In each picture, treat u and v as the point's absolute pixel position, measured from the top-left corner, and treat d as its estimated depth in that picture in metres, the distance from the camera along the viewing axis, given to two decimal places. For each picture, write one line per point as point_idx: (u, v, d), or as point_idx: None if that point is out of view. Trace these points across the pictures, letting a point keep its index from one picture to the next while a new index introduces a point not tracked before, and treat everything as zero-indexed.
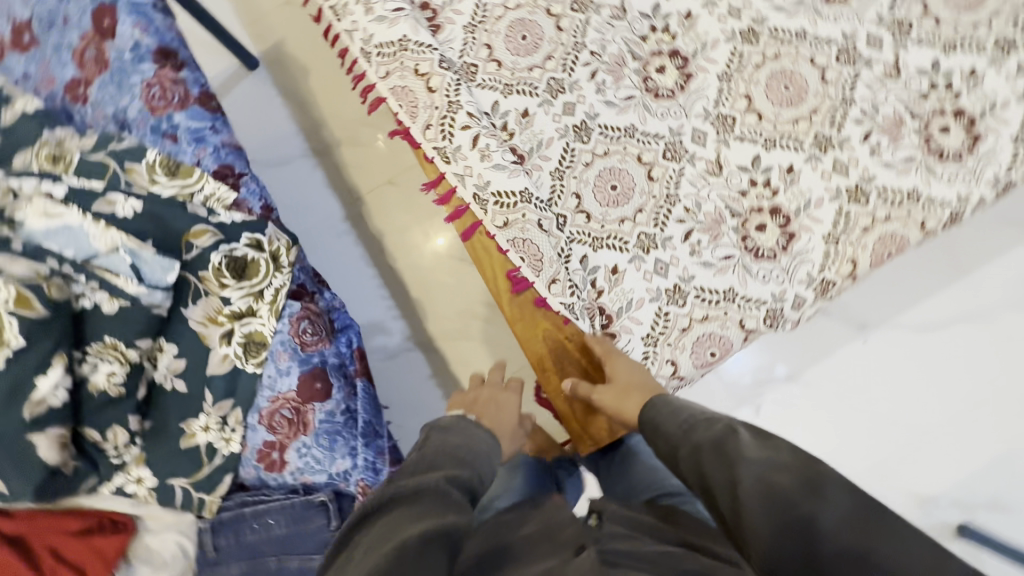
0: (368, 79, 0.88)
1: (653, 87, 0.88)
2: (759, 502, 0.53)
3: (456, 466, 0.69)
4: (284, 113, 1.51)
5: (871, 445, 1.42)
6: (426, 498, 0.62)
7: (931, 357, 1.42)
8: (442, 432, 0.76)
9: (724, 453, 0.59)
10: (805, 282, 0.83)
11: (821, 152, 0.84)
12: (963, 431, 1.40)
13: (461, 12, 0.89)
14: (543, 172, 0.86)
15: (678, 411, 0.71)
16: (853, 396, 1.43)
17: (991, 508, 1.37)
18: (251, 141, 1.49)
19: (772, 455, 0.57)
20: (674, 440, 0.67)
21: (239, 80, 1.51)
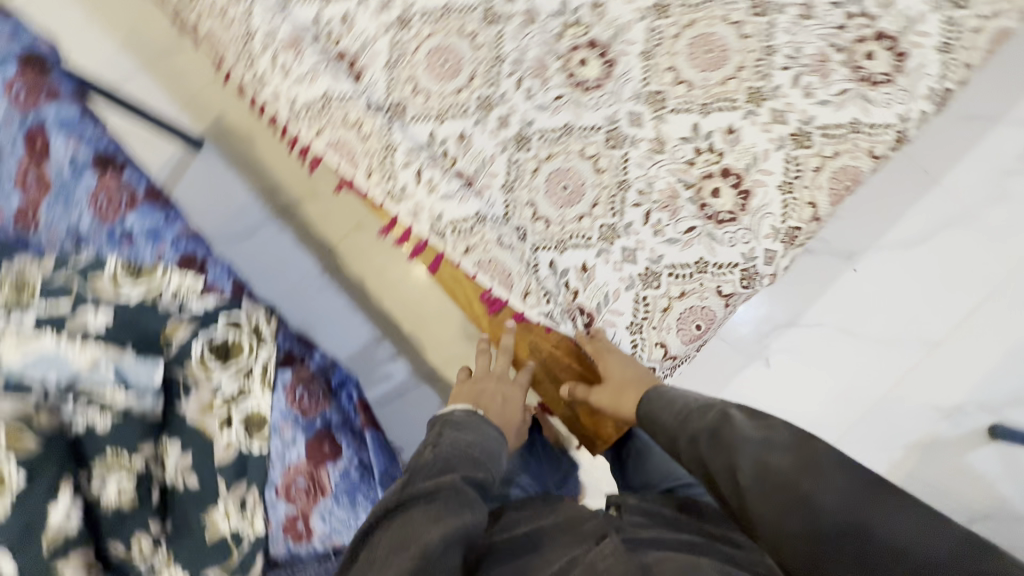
0: (305, 140, 0.93)
1: (580, 81, 0.84)
2: (759, 483, 0.62)
3: (468, 464, 0.79)
4: (238, 184, 1.48)
5: (884, 370, 1.43)
6: (443, 498, 0.72)
7: (925, 271, 1.42)
8: (456, 430, 0.85)
9: (723, 440, 0.68)
10: (771, 235, 0.88)
11: (757, 105, 0.83)
12: (973, 336, 1.40)
13: (378, 53, 0.84)
14: (494, 190, 0.89)
15: (673, 402, 0.80)
16: (856, 328, 1.43)
17: (1013, 403, 1.38)
18: (212, 220, 1.47)
19: (765, 436, 0.65)
20: (673, 430, 0.77)
21: (188, 165, 1.48)
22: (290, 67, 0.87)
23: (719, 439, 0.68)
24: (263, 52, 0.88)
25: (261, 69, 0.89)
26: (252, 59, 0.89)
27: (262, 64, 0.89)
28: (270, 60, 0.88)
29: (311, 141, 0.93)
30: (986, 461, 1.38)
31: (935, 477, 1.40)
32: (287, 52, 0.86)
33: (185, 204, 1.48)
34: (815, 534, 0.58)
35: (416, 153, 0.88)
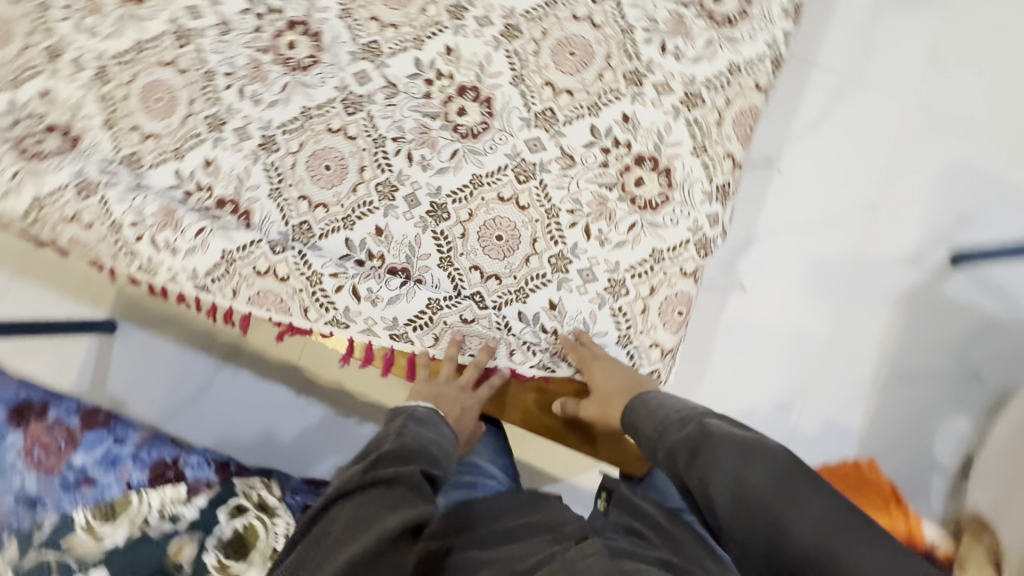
0: (222, 305, 0.87)
1: (464, 130, 0.85)
2: (729, 499, 0.61)
3: (432, 459, 0.75)
4: (172, 348, 1.36)
5: (848, 246, 1.47)
6: (400, 486, 0.68)
7: (841, 144, 1.48)
8: (417, 424, 0.81)
9: (701, 454, 0.66)
10: (707, 200, 0.82)
11: (639, 86, 0.83)
12: (904, 182, 1.47)
13: (257, 186, 0.85)
14: (433, 269, 0.84)
15: (654, 411, 0.76)
16: (807, 219, 1.47)
17: (962, 225, 1.46)
18: (160, 397, 1.34)
19: (747, 450, 0.63)
20: (651, 441, 0.74)
21: (109, 354, 1.34)
22: (175, 243, 0.84)
23: (697, 454, 0.66)
24: (139, 240, 0.84)
25: (143, 256, 0.85)
26: (132, 251, 0.85)
27: (144, 251, 0.85)
28: (151, 242, 0.84)
29: (229, 306, 0.87)
30: (961, 287, 1.46)
31: (928, 320, 1.46)
32: (166, 231, 0.84)
33: (124, 393, 1.34)
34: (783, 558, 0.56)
35: (342, 267, 0.84)
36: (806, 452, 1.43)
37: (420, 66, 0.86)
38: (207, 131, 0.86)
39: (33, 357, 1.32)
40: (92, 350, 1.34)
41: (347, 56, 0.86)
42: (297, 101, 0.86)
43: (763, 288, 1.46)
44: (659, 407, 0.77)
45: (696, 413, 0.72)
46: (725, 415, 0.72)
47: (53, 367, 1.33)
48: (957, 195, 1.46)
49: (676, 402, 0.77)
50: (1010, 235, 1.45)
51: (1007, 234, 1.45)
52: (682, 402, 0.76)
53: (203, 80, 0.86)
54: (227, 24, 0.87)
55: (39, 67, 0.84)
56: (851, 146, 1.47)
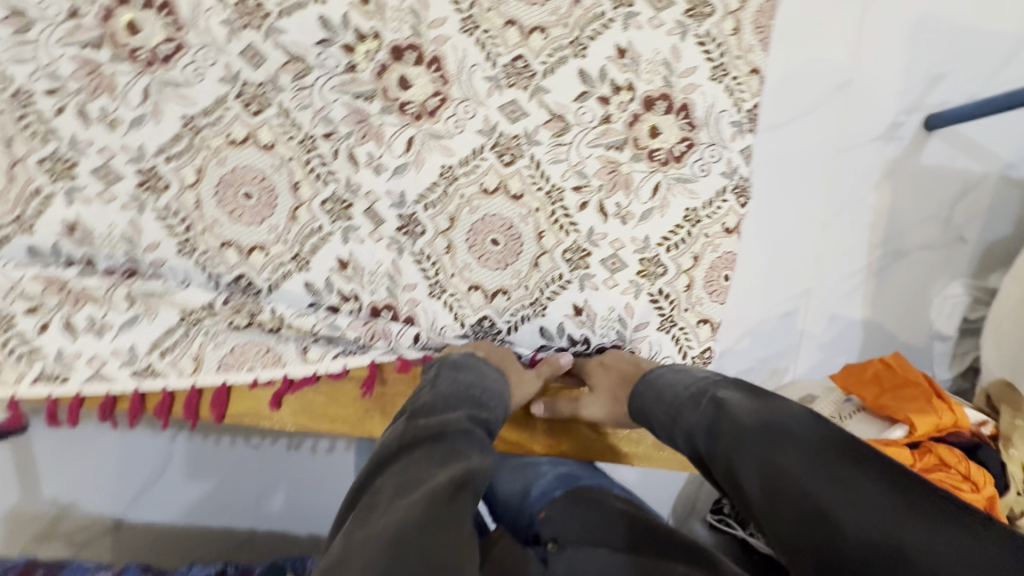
0: (180, 389, 0.64)
1: (415, 109, 0.64)
2: (760, 484, 0.46)
3: (482, 406, 0.54)
4: (105, 433, 1.00)
5: (821, 137, 1.22)
6: (452, 438, 0.47)
7: (809, 6, 1.14)
8: (453, 371, 0.59)
9: (726, 440, 0.50)
10: (737, 135, 0.67)
11: (628, 4, 0.64)
12: (883, 40, 1.19)
13: (157, 244, 0.63)
14: (423, 301, 0.67)
15: (661, 390, 0.60)
16: (775, 117, 1.19)
17: (939, 83, 1.25)
18: (119, 485, 1.02)
19: (775, 428, 0.48)
20: (665, 429, 0.58)
21: (26, 456, 0.99)
22: (104, 320, 0.62)
23: (718, 437, 0.51)
24: (44, 330, 0.61)
25: (49, 353, 0.61)
26: (33, 352, 0.61)
27: (52, 346, 0.62)
28: (64, 328, 0.62)
29: (190, 386, 0.63)
30: (941, 151, 1.29)
31: (910, 193, 1.31)
32: (87, 307, 0.62)
33: (68, 493, 1.01)
34: (835, 566, 0.40)
35: (310, 318, 0.65)
36: (813, 353, 1.35)
37: (331, 28, 0.61)
38: (52, 183, 0.60)
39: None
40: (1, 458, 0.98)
41: (222, 29, 0.60)
42: (171, 112, 0.61)
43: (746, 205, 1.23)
44: (669, 380, 0.61)
45: (706, 385, 0.57)
46: (743, 384, 0.56)
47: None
48: (937, 45, 1.21)
49: (680, 378, 0.61)
50: (994, 82, 1.27)
51: (995, 82, 1.26)
52: (689, 375, 0.60)
53: (15, 107, 0.59)
54: (23, 14, 0.58)
55: None
56: (822, 6, 1.14)
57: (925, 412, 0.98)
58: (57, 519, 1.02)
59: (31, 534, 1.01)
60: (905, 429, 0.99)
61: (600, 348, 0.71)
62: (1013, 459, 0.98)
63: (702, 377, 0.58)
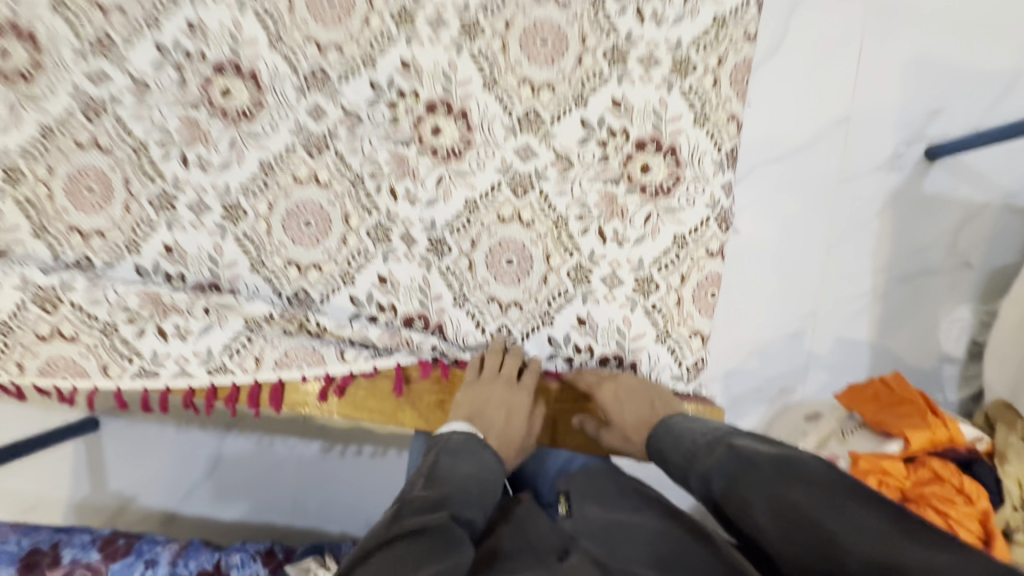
0: (244, 384, 0.76)
1: (444, 152, 0.77)
2: (774, 520, 0.53)
3: (467, 504, 0.57)
4: (167, 431, 1.14)
5: (824, 166, 1.30)
6: (431, 534, 0.50)
7: (806, 48, 1.24)
8: (453, 458, 0.63)
9: (740, 483, 0.57)
10: (719, 171, 0.78)
11: (624, 64, 0.77)
12: (879, 77, 1.28)
13: (234, 263, 0.77)
14: (449, 310, 0.78)
15: (681, 437, 0.67)
16: (779, 148, 1.27)
17: (937, 117, 1.32)
18: (171, 482, 1.16)
19: (786, 470, 0.56)
20: (680, 470, 0.64)
21: (100, 449, 1.14)
22: (186, 327, 0.75)
23: (733, 478, 0.58)
24: (141, 335, 0.74)
25: (146, 354, 0.74)
26: (133, 352, 0.74)
27: (148, 348, 0.74)
28: (158, 333, 0.75)
29: (252, 380, 0.76)
30: (941, 180, 1.35)
31: (914, 220, 1.36)
32: (173, 317, 0.75)
33: (129, 487, 1.16)
34: None
35: (349, 327, 0.77)
36: (821, 375, 1.38)
37: (379, 88, 0.76)
38: (157, 214, 0.76)
39: (17, 474, 1.13)
40: (81, 451, 1.13)
41: (294, 91, 0.76)
42: (251, 157, 0.76)
43: (752, 230, 1.30)
44: (685, 427, 0.68)
45: (720, 434, 0.64)
46: (751, 435, 0.64)
47: (43, 478, 1.14)
48: (933, 82, 1.29)
49: (696, 426, 0.68)
50: (994, 114, 1.32)
51: (996, 112, 1.32)
52: (704, 424, 0.68)
53: (134, 155, 0.75)
54: (144, 83, 0.74)
55: None
56: (819, 48, 1.24)
57: (918, 428, 1.04)
58: (123, 508, 1.16)
59: (101, 519, 1.16)
60: (900, 443, 1.04)
61: (603, 359, 0.80)
62: (1010, 474, 1.01)
63: (717, 427, 0.66)
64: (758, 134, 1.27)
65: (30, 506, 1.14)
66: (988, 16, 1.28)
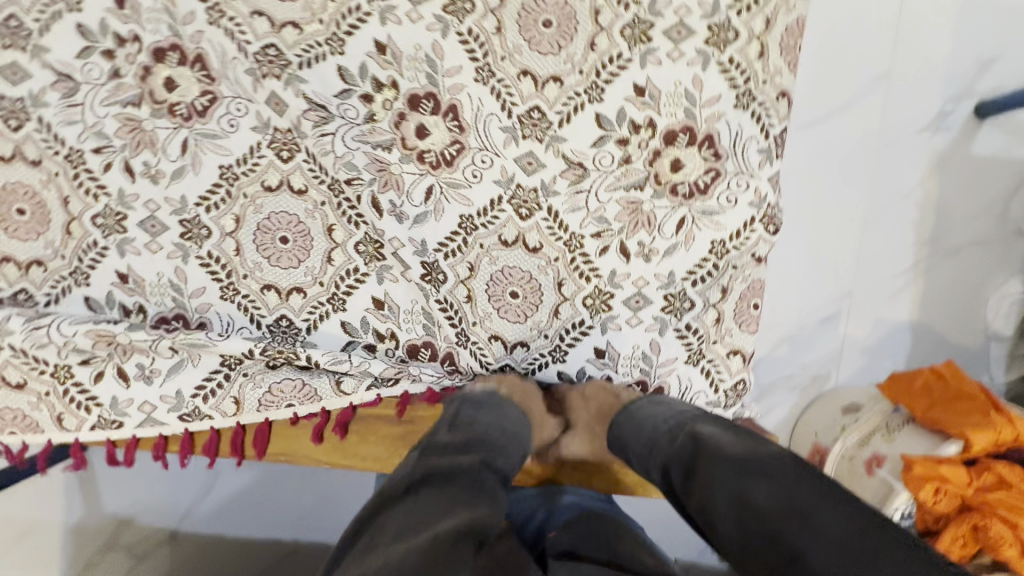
0: (226, 429, 0.65)
1: (433, 158, 0.64)
2: (735, 522, 0.49)
3: (497, 450, 0.56)
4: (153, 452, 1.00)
5: (857, 131, 1.11)
6: (458, 484, 0.50)
7: None
8: (477, 409, 0.60)
9: (702, 477, 0.52)
10: (766, 162, 0.65)
11: (647, 41, 0.63)
12: (927, 21, 1.07)
13: (202, 289, 0.65)
14: (453, 346, 0.67)
15: (644, 423, 0.61)
16: (805, 113, 1.09)
17: (996, 65, 1.11)
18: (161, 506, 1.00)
19: (750, 467, 0.51)
20: (641, 460, 0.60)
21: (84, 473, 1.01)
22: (152, 367, 0.64)
23: (694, 471, 0.53)
24: (99, 380, 0.63)
25: (105, 401, 0.63)
26: (90, 400, 0.63)
27: (106, 394, 0.63)
28: (118, 375, 0.63)
29: (234, 425, 0.65)
30: (996, 141, 1.15)
31: (960, 188, 1.17)
32: (135, 356, 0.63)
33: (116, 511, 0.98)
34: None
35: (346, 361, 0.66)
36: (854, 360, 1.23)
37: (350, 78, 0.62)
38: (105, 237, 0.64)
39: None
40: None
41: (248, 77, 0.62)
42: (209, 162, 0.63)
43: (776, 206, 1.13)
44: (649, 415, 0.61)
45: (684, 418, 0.59)
46: (723, 419, 0.59)
47: None
48: (990, 22, 1.08)
49: (660, 411, 0.62)
50: None
51: None
52: (670, 408, 0.61)
53: (68, 168, 0.63)
54: (69, 77, 0.61)
55: None
56: None
57: (981, 428, 0.91)
58: None
59: None
60: (960, 445, 0.92)
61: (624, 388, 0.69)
62: None
63: (683, 410, 0.60)
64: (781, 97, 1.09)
65: None
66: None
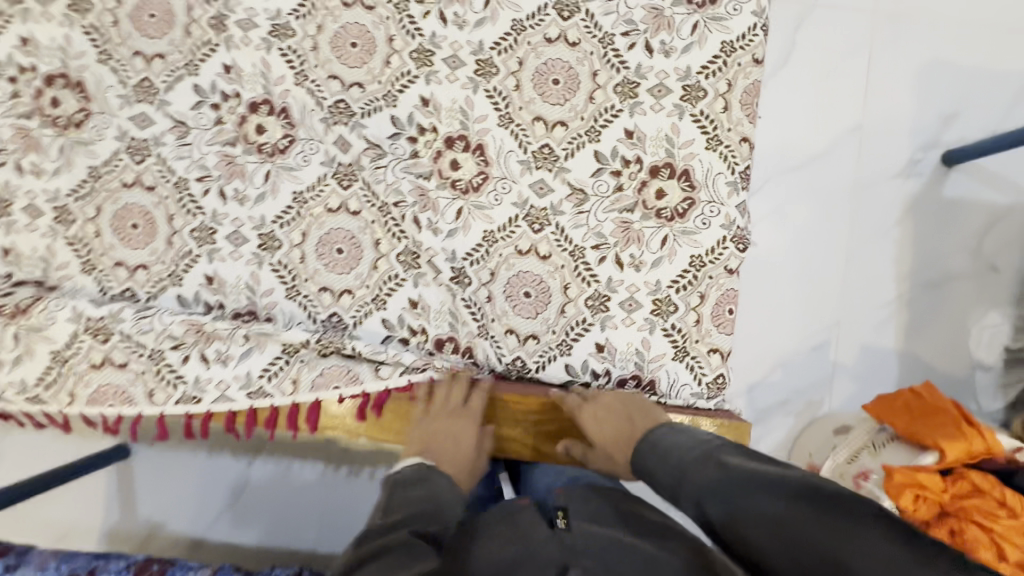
0: (284, 406, 0.76)
1: (463, 185, 0.80)
2: (776, 551, 0.46)
3: (426, 519, 0.58)
4: (189, 462, 1.16)
5: (836, 176, 1.26)
6: (390, 556, 0.52)
7: (812, 60, 1.22)
8: (406, 487, 0.63)
9: (734, 505, 0.50)
10: (733, 192, 0.80)
11: (634, 96, 0.79)
12: (888, 85, 1.25)
13: (271, 290, 0.80)
14: (477, 338, 0.80)
15: (665, 451, 0.61)
16: (788, 160, 1.24)
17: (955, 121, 1.26)
18: (196, 510, 1.16)
19: (778, 486, 0.49)
20: (670, 491, 0.58)
21: (130, 479, 1.17)
22: (227, 352, 0.77)
23: (728, 503, 0.51)
24: (186, 361, 0.76)
25: (189, 379, 0.76)
26: (177, 378, 0.76)
27: (190, 374, 0.76)
28: (200, 359, 0.76)
29: (291, 402, 0.76)
30: (963, 184, 1.29)
31: (935, 227, 1.29)
32: (215, 343, 0.77)
33: (160, 513, 1.17)
34: None
35: (384, 351, 0.78)
36: (849, 385, 1.30)
37: (399, 124, 0.80)
38: (199, 246, 0.79)
39: (51, 504, 1.17)
40: (110, 482, 1.16)
41: (321, 123, 0.79)
42: (285, 188, 0.80)
43: (768, 241, 1.26)
44: (673, 443, 0.62)
45: (710, 448, 0.58)
46: (746, 447, 0.57)
47: (79, 505, 1.16)
48: (944, 84, 1.25)
49: (683, 439, 0.62)
50: (1012, 116, 1.27)
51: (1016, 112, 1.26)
52: (690, 436, 0.62)
53: (176, 192, 0.79)
54: (184, 124, 0.79)
55: None
56: (824, 59, 1.22)
57: (952, 438, 0.95)
58: (150, 537, 1.17)
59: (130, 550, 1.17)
60: (935, 455, 0.96)
61: (620, 381, 0.80)
62: None
63: (705, 440, 0.60)
64: (767, 147, 1.24)
65: (65, 533, 1.17)
66: (999, 22, 1.25)
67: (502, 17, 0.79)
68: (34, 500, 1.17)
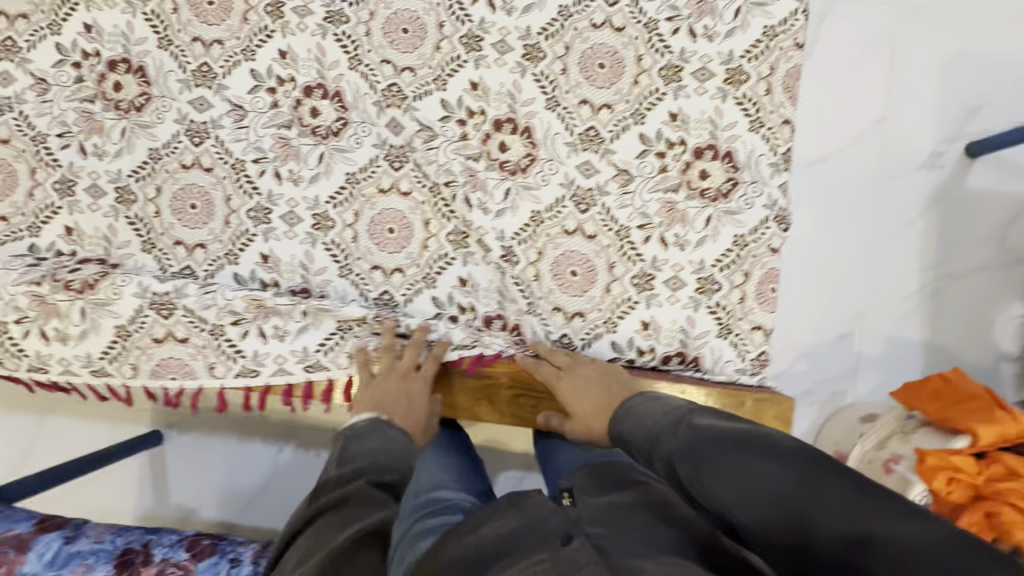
0: (339, 379, 0.79)
1: (512, 167, 0.82)
2: (743, 506, 0.47)
3: (387, 468, 0.56)
4: (218, 450, 1.16)
5: (861, 167, 1.27)
6: (351, 504, 0.51)
7: (839, 53, 1.24)
8: (358, 440, 0.61)
9: (705, 462, 0.51)
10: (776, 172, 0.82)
11: (678, 80, 0.81)
12: (914, 78, 1.26)
13: (325, 269, 0.82)
14: (524, 315, 0.82)
15: (642, 416, 0.61)
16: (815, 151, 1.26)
17: (979, 113, 1.28)
18: (224, 499, 1.16)
19: (750, 446, 0.50)
20: (644, 454, 0.58)
21: (161, 467, 1.17)
22: (284, 328, 0.79)
23: (699, 460, 0.51)
24: (245, 336, 0.79)
25: (247, 353, 0.78)
26: (237, 352, 0.78)
27: (249, 348, 0.79)
28: (258, 334, 0.79)
29: (346, 375, 0.79)
30: (988, 176, 1.29)
31: (959, 218, 1.30)
32: (273, 319, 0.79)
33: (191, 501, 1.17)
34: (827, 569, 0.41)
35: (435, 328, 0.81)
36: (872, 376, 1.31)
37: (449, 107, 0.82)
38: (255, 226, 0.82)
39: (87, 489, 1.18)
40: (143, 470, 1.17)
41: (374, 107, 0.82)
42: (338, 170, 0.82)
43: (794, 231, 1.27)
44: (648, 411, 0.61)
45: (683, 413, 0.58)
46: (718, 410, 0.58)
47: (114, 491, 1.17)
48: (969, 78, 1.26)
49: (658, 406, 0.62)
50: None
51: None
52: (667, 402, 0.61)
53: (233, 174, 0.82)
54: (241, 108, 0.82)
55: (59, 205, 0.81)
56: (851, 52, 1.24)
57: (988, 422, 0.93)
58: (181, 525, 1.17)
59: None
60: (969, 439, 0.93)
61: (664, 359, 0.82)
62: None
63: (680, 405, 0.59)
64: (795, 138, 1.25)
65: (100, 517, 1.18)
66: None
67: (549, 3, 0.81)
68: (69, 486, 1.18)
